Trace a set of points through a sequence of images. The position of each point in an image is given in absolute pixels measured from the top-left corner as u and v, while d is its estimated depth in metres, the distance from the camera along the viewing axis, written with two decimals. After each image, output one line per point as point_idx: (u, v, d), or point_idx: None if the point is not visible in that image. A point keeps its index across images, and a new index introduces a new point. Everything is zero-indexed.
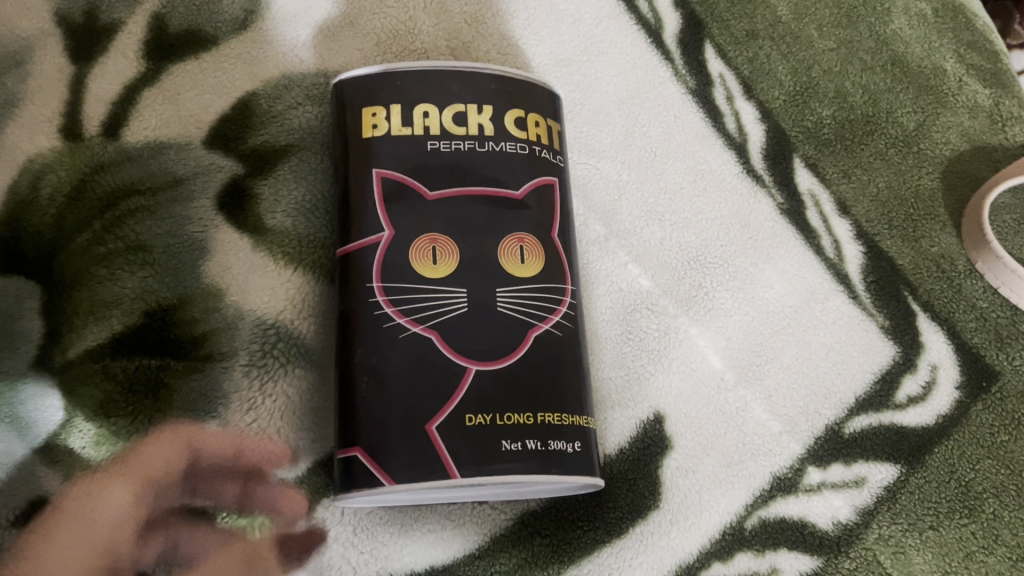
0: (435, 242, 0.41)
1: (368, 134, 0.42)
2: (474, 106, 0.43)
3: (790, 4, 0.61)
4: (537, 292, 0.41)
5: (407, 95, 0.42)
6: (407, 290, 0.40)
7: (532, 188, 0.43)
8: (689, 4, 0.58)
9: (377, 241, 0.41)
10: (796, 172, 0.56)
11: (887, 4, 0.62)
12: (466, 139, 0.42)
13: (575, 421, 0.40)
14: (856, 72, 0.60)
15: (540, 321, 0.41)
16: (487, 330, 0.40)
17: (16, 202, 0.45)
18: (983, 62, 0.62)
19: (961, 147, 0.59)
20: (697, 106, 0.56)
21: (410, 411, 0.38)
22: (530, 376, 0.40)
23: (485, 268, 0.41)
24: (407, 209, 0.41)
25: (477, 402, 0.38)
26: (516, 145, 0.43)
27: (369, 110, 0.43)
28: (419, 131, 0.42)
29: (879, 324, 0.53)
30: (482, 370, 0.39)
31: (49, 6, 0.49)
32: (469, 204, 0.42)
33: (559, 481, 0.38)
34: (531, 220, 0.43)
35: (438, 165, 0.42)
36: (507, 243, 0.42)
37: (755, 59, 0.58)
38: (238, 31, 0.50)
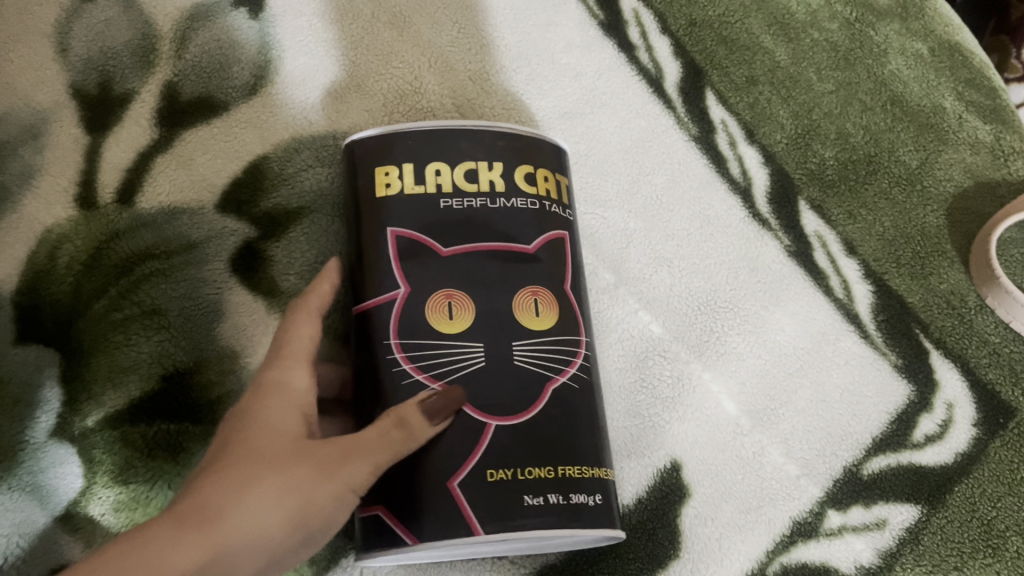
0: (451, 297, 0.41)
1: (381, 193, 0.43)
2: (485, 163, 0.43)
3: (788, 50, 0.62)
4: (552, 344, 0.42)
5: (420, 154, 0.43)
6: (424, 346, 0.40)
7: (544, 242, 0.44)
8: (687, 54, 0.59)
9: (393, 298, 0.41)
10: (801, 214, 0.56)
11: (883, 46, 0.64)
12: (479, 196, 0.43)
13: (594, 473, 0.40)
14: (856, 113, 0.61)
15: (556, 374, 0.41)
16: (505, 385, 0.40)
17: (34, 272, 0.46)
18: (981, 99, 0.63)
19: (964, 183, 0.60)
20: (701, 153, 0.57)
21: (431, 468, 0.38)
22: (549, 430, 0.40)
23: (502, 321, 0.41)
24: (422, 266, 0.42)
25: (497, 457, 0.38)
26: (527, 201, 0.44)
27: (381, 169, 0.43)
28: (432, 190, 0.42)
29: (892, 363, 0.53)
30: (501, 425, 0.39)
31: (64, 78, 0.50)
32: (483, 259, 0.42)
33: (582, 535, 0.38)
34: (544, 274, 0.43)
35: (451, 222, 0.42)
36: (522, 296, 0.42)
37: (755, 104, 0.59)
38: (249, 96, 0.51)
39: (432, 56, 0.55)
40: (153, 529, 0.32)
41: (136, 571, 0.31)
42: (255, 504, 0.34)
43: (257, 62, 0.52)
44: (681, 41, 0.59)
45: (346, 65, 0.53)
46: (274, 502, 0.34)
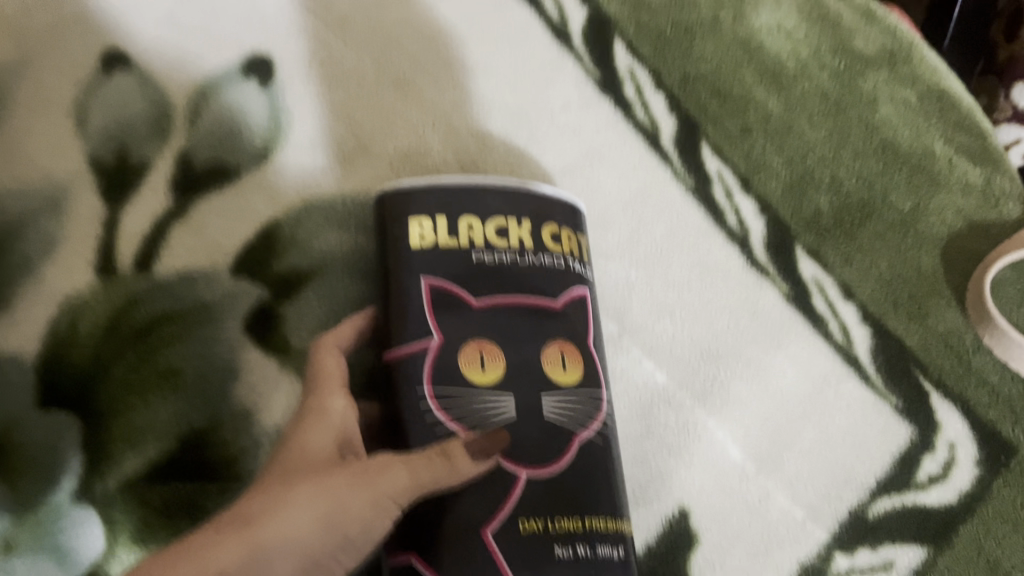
0: (483, 348, 0.43)
1: (416, 243, 0.43)
2: (515, 220, 0.45)
3: (780, 100, 0.64)
4: (578, 396, 0.43)
5: (453, 209, 0.44)
6: (457, 396, 0.41)
7: (569, 299, 0.45)
8: (682, 107, 0.61)
9: (426, 348, 0.42)
10: (798, 261, 0.58)
11: (872, 94, 0.66)
12: (509, 252, 0.44)
13: (619, 525, 0.41)
14: (849, 160, 0.62)
15: (581, 429, 0.43)
16: (533, 438, 0.41)
17: (57, 339, 0.47)
18: (970, 142, 0.65)
19: (957, 225, 0.61)
20: (698, 204, 0.58)
21: (463, 516, 0.39)
22: (574, 483, 0.41)
23: (529, 376, 0.42)
24: (456, 317, 0.43)
25: (529, 508, 0.40)
26: (555, 258, 0.45)
27: (415, 220, 0.43)
28: (465, 244, 0.44)
29: (893, 405, 0.54)
30: (531, 477, 0.41)
31: (80, 150, 0.51)
32: (514, 313, 0.44)
33: None
34: (568, 329, 0.44)
35: (483, 276, 0.44)
36: (549, 350, 0.43)
37: (750, 154, 0.61)
38: (260, 163, 0.53)
39: (435, 118, 0.57)
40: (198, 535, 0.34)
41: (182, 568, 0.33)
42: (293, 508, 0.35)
43: (267, 128, 0.54)
44: (675, 96, 0.61)
45: (353, 130, 0.55)
46: (309, 508, 0.35)
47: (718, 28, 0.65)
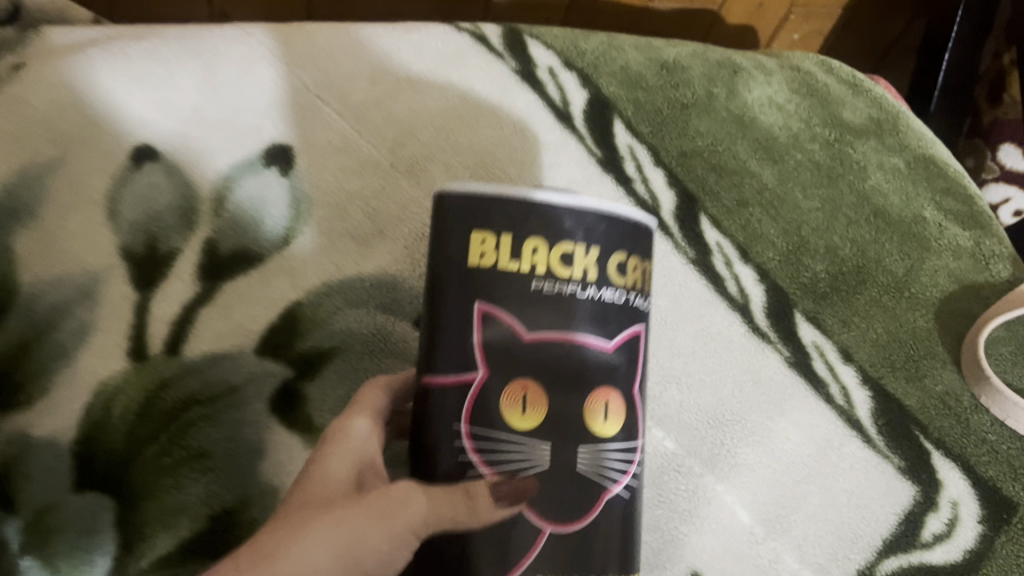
0: (527, 388, 0.37)
1: (476, 261, 0.37)
2: (585, 247, 0.37)
3: (773, 172, 0.66)
4: (613, 452, 0.39)
5: (520, 225, 0.36)
6: (494, 440, 0.37)
7: (631, 340, 0.39)
8: (680, 182, 0.64)
9: (469, 382, 0.37)
10: (798, 327, 0.60)
11: (862, 163, 0.68)
12: (572, 282, 0.37)
13: None
14: (842, 228, 0.65)
15: (613, 483, 0.39)
16: (565, 493, 0.37)
17: (91, 423, 0.50)
18: (959, 206, 0.68)
19: (949, 288, 0.64)
20: (700, 274, 0.61)
21: (484, 571, 0.37)
22: (598, 541, 0.38)
23: (567, 427, 0.37)
24: (505, 351, 0.37)
25: (549, 566, 0.37)
26: (618, 294, 0.39)
27: (478, 236, 0.37)
28: (526, 268, 0.37)
29: (896, 465, 0.57)
30: (554, 532, 0.37)
31: (113, 241, 0.54)
32: (571, 350, 0.38)
33: None
34: (620, 374, 0.39)
35: (539, 305, 0.37)
36: (593, 397, 0.38)
37: (747, 225, 0.64)
38: (282, 248, 0.56)
39: None
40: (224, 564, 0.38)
41: None
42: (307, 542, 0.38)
43: (288, 214, 0.57)
44: (673, 172, 0.65)
45: (369, 213, 0.58)
46: (321, 540, 0.38)
47: (713, 105, 0.68)
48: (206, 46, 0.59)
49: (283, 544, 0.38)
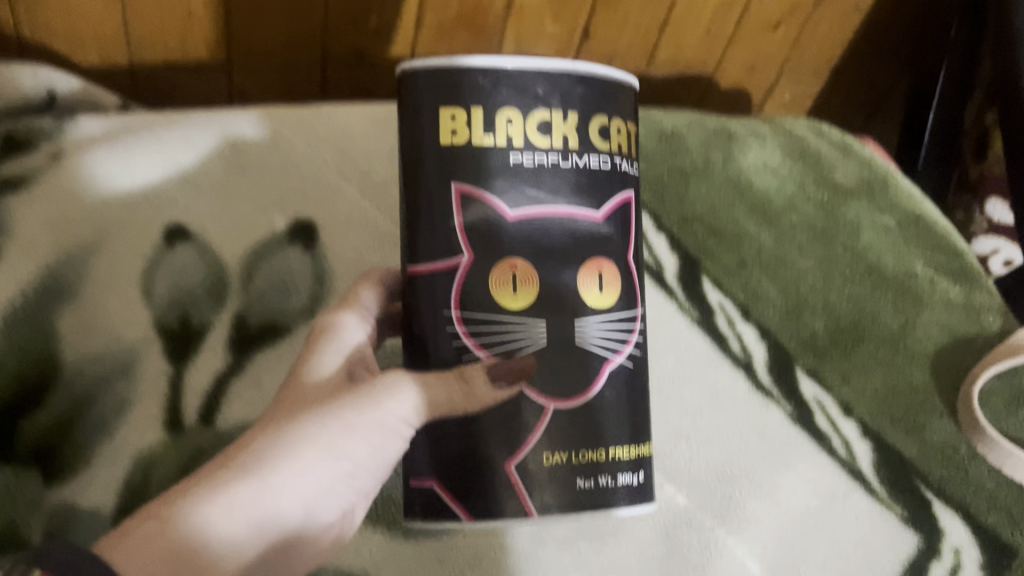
0: (515, 268, 0.43)
1: (449, 139, 0.42)
2: (559, 113, 0.43)
3: (771, 234, 0.70)
4: (613, 317, 0.46)
5: (492, 100, 0.42)
6: (485, 321, 0.43)
7: (612, 210, 0.45)
8: (683, 247, 0.68)
9: (456, 267, 0.43)
10: (800, 383, 0.63)
11: (855, 223, 0.72)
12: (552, 150, 0.43)
13: (634, 453, 0.46)
14: (838, 286, 0.68)
15: (612, 355, 0.46)
16: (567, 367, 0.44)
17: (132, 491, 0.53)
18: (949, 261, 0.71)
19: (943, 341, 0.66)
20: (704, 334, 0.64)
21: (491, 452, 0.43)
22: (599, 411, 0.45)
23: (562, 299, 0.44)
24: (494, 228, 0.43)
25: (555, 442, 0.44)
26: (600, 159, 0.45)
27: (449, 112, 0.42)
28: (502, 141, 0.43)
29: (898, 514, 0.60)
30: (559, 406, 0.44)
31: (149, 317, 0.57)
32: (555, 222, 0.44)
33: (621, 510, 0.45)
34: (609, 243, 0.45)
35: (517, 181, 0.43)
36: (589, 272, 0.45)
37: (748, 286, 0.67)
38: (307, 317, 0.59)
39: None
40: (223, 462, 0.43)
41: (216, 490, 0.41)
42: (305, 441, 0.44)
43: (313, 287, 0.60)
44: (676, 237, 0.68)
45: None
46: (319, 436, 0.44)
47: (710, 171, 0.72)
48: (233, 131, 0.63)
49: (280, 442, 0.43)
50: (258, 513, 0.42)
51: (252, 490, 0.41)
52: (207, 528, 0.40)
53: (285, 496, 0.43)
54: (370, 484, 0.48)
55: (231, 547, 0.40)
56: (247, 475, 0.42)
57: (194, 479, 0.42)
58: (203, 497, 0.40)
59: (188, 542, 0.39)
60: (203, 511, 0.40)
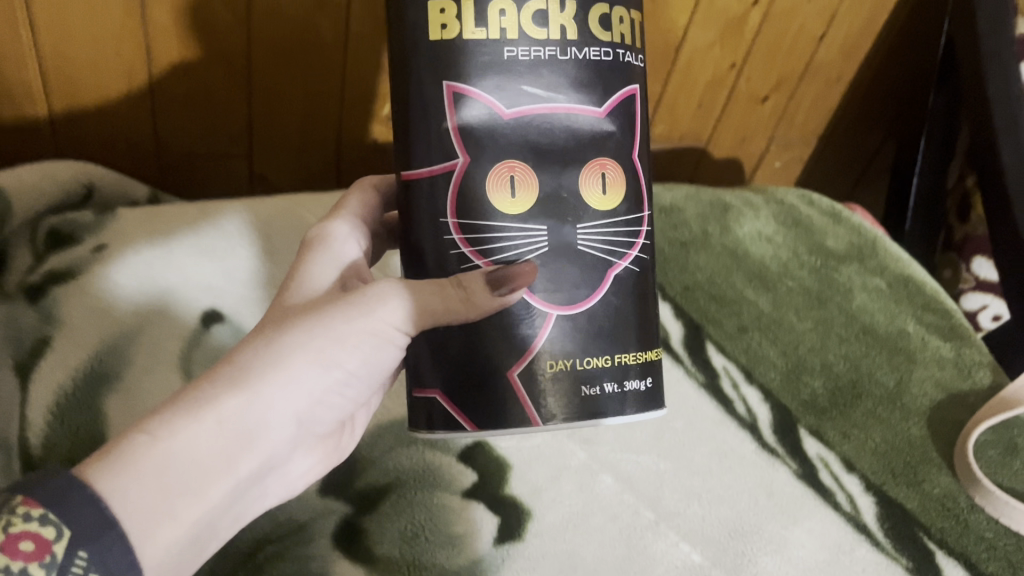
0: (513, 170, 0.43)
1: (438, 34, 0.42)
2: (556, 4, 0.42)
3: (769, 298, 0.74)
4: (616, 219, 0.45)
5: None
6: (481, 229, 0.44)
7: (617, 103, 0.44)
8: (686, 314, 0.73)
9: (452, 169, 0.43)
10: (803, 441, 0.66)
11: (848, 286, 0.76)
12: (550, 44, 0.42)
13: (644, 358, 0.47)
14: (835, 346, 0.72)
15: (619, 259, 0.46)
16: (570, 276, 0.45)
17: None
18: (939, 320, 0.75)
19: (937, 397, 0.70)
20: (711, 397, 0.68)
21: (492, 361, 0.44)
22: (606, 315, 0.45)
23: (563, 204, 0.44)
24: (491, 128, 0.43)
25: (557, 351, 0.44)
26: (601, 50, 0.43)
27: (437, 4, 0.41)
28: (495, 34, 0.42)
29: (904, 565, 0.62)
30: (562, 313, 0.44)
31: None
32: (553, 121, 0.43)
33: (629, 417, 0.46)
34: (613, 141, 0.45)
35: (513, 79, 0.42)
36: (591, 172, 0.44)
37: (749, 349, 0.71)
38: None
39: None
40: (210, 372, 0.44)
41: (202, 409, 0.42)
42: (292, 359, 0.45)
43: None
44: (679, 304, 0.73)
45: None
46: (305, 352, 0.45)
47: (709, 241, 0.77)
48: (271, 234, 0.70)
49: (268, 353, 0.45)
50: (244, 425, 0.43)
51: (239, 403, 0.43)
52: (193, 440, 0.41)
53: (272, 408, 0.45)
54: (360, 386, 0.50)
55: (219, 457, 0.42)
56: (234, 393, 0.43)
57: (181, 390, 0.43)
58: (187, 412, 0.42)
59: (172, 456, 0.40)
60: (184, 429, 0.41)
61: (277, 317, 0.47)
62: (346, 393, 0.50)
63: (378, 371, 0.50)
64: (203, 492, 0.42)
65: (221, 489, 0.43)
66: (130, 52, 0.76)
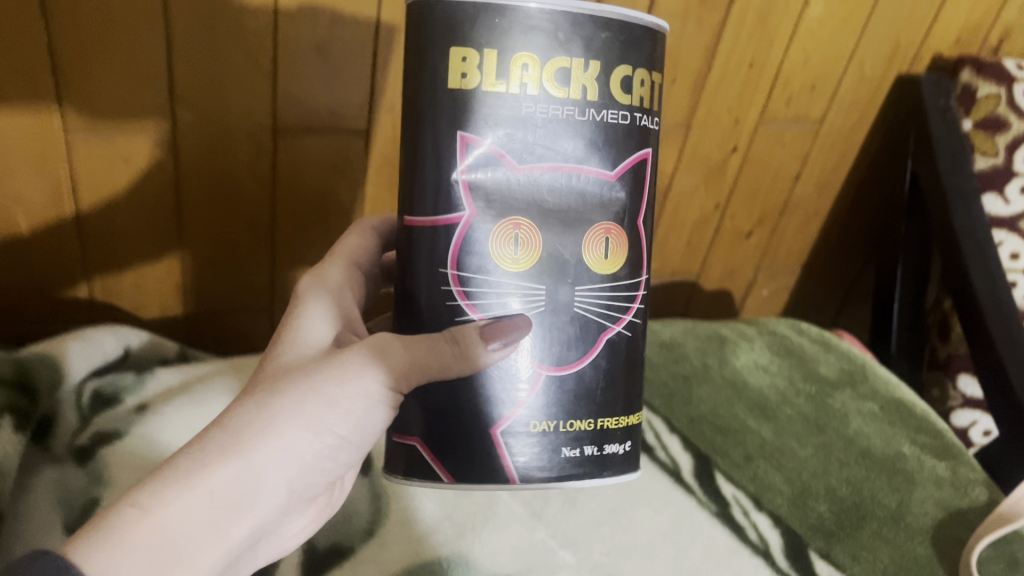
0: (518, 226, 0.48)
1: (460, 81, 0.46)
2: (579, 62, 0.46)
3: (771, 427, 0.79)
4: (615, 283, 0.50)
5: (507, 48, 0.45)
6: (480, 283, 0.48)
7: (625, 165, 0.49)
8: (695, 445, 0.78)
9: (457, 222, 0.48)
10: (814, 564, 0.69)
11: (843, 412, 0.81)
12: (569, 102, 0.47)
13: (624, 424, 0.51)
14: (836, 470, 0.76)
15: (612, 323, 0.50)
16: (563, 338, 0.49)
17: None
18: (932, 440, 0.79)
19: (939, 515, 0.72)
20: (723, 525, 0.71)
21: (479, 417, 0.49)
22: (592, 379, 0.50)
23: (564, 264, 0.49)
24: (501, 182, 0.47)
25: (539, 413, 0.49)
26: (619, 113, 0.48)
27: (462, 53, 0.45)
28: (514, 89, 0.46)
29: None
30: (549, 373, 0.49)
31: None
32: (560, 181, 0.48)
33: (603, 480, 0.50)
34: (619, 204, 0.49)
35: (527, 138, 0.47)
36: (593, 237, 0.49)
37: (755, 477, 0.75)
38: (365, 540, 0.65)
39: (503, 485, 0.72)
40: (202, 440, 0.46)
41: (194, 476, 0.45)
42: (283, 426, 0.47)
43: (370, 511, 0.67)
44: (687, 438, 0.78)
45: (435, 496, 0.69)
46: (296, 417, 0.48)
47: (709, 374, 0.84)
48: None
49: (258, 420, 0.47)
50: (234, 493, 0.46)
51: (229, 472, 0.46)
52: (184, 510, 0.44)
53: (261, 475, 0.47)
54: (350, 451, 0.52)
55: (208, 526, 0.45)
56: (226, 462, 0.46)
57: (173, 459, 0.46)
58: (180, 480, 0.44)
59: (163, 528, 0.43)
60: (176, 497, 0.44)
61: (268, 380, 0.50)
62: (338, 459, 0.52)
63: (367, 436, 0.52)
64: (192, 561, 0.44)
65: (209, 558, 0.45)
66: (164, 223, 0.83)
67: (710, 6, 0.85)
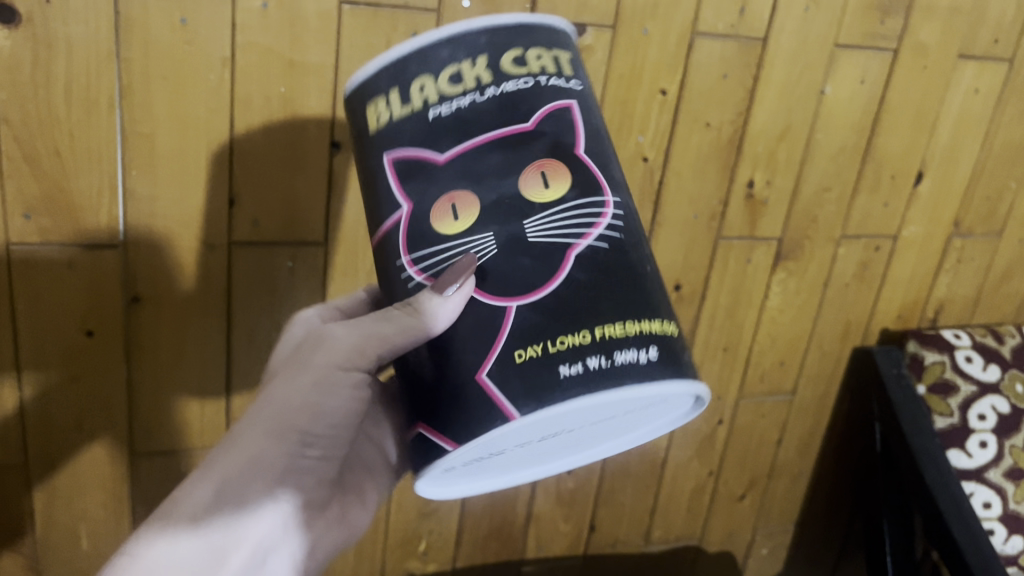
0: (454, 200, 0.48)
1: (376, 125, 0.50)
2: (468, 60, 0.48)
3: None
4: (567, 207, 0.48)
5: (402, 76, 0.49)
6: (430, 260, 0.48)
7: (542, 117, 0.49)
8: None
9: (401, 220, 0.49)
10: None
11: None
12: (467, 92, 0.48)
13: (639, 334, 0.47)
14: None
15: (577, 240, 0.48)
16: (520, 268, 0.47)
17: None
18: None
19: None
20: None
21: (461, 371, 0.47)
22: (571, 295, 0.47)
23: (506, 207, 0.48)
24: (430, 176, 0.48)
25: (521, 340, 0.46)
26: (519, 82, 0.49)
27: (373, 110, 0.50)
28: (418, 103, 0.48)
29: None
30: (520, 304, 0.47)
31: None
32: (484, 147, 0.48)
33: (629, 390, 0.46)
34: (552, 146, 0.49)
35: (439, 129, 0.48)
36: (528, 176, 0.48)
37: None
38: None
39: None
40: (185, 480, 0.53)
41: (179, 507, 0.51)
42: (244, 438, 0.54)
43: None
44: None
45: None
46: (257, 425, 0.54)
47: None
48: None
49: (225, 446, 0.54)
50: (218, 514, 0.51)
51: (206, 494, 0.51)
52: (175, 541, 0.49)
53: (241, 489, 0.52)
54: (326, 448, 0.57)
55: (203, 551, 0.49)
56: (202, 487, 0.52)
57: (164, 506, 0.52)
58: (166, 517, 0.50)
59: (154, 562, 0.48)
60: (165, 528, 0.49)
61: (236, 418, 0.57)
62: (320, 458, 0.57)
63: (338, 429, 0.57)
64: None
65: None
66: None
67: (684, 304, 1.00)
